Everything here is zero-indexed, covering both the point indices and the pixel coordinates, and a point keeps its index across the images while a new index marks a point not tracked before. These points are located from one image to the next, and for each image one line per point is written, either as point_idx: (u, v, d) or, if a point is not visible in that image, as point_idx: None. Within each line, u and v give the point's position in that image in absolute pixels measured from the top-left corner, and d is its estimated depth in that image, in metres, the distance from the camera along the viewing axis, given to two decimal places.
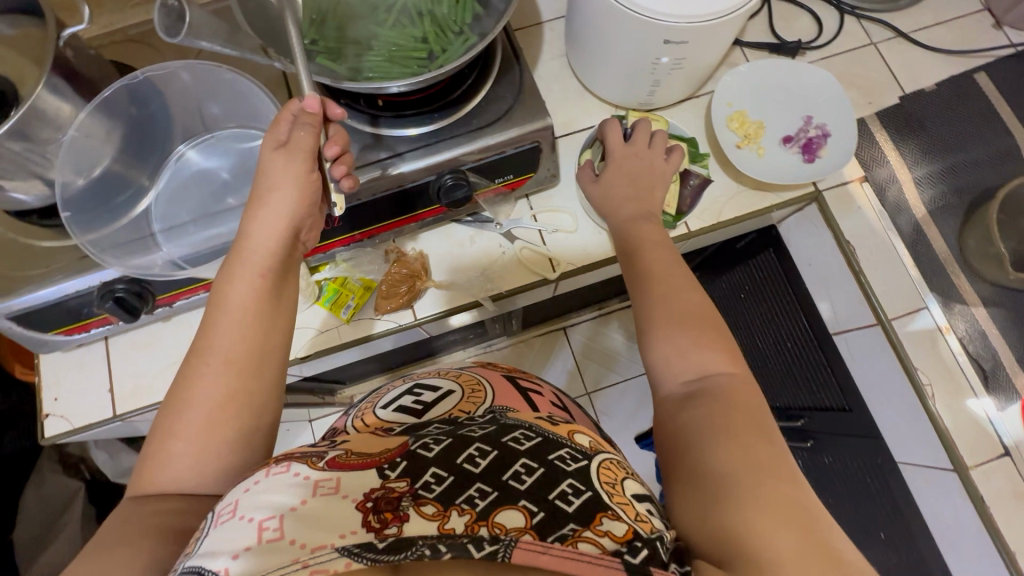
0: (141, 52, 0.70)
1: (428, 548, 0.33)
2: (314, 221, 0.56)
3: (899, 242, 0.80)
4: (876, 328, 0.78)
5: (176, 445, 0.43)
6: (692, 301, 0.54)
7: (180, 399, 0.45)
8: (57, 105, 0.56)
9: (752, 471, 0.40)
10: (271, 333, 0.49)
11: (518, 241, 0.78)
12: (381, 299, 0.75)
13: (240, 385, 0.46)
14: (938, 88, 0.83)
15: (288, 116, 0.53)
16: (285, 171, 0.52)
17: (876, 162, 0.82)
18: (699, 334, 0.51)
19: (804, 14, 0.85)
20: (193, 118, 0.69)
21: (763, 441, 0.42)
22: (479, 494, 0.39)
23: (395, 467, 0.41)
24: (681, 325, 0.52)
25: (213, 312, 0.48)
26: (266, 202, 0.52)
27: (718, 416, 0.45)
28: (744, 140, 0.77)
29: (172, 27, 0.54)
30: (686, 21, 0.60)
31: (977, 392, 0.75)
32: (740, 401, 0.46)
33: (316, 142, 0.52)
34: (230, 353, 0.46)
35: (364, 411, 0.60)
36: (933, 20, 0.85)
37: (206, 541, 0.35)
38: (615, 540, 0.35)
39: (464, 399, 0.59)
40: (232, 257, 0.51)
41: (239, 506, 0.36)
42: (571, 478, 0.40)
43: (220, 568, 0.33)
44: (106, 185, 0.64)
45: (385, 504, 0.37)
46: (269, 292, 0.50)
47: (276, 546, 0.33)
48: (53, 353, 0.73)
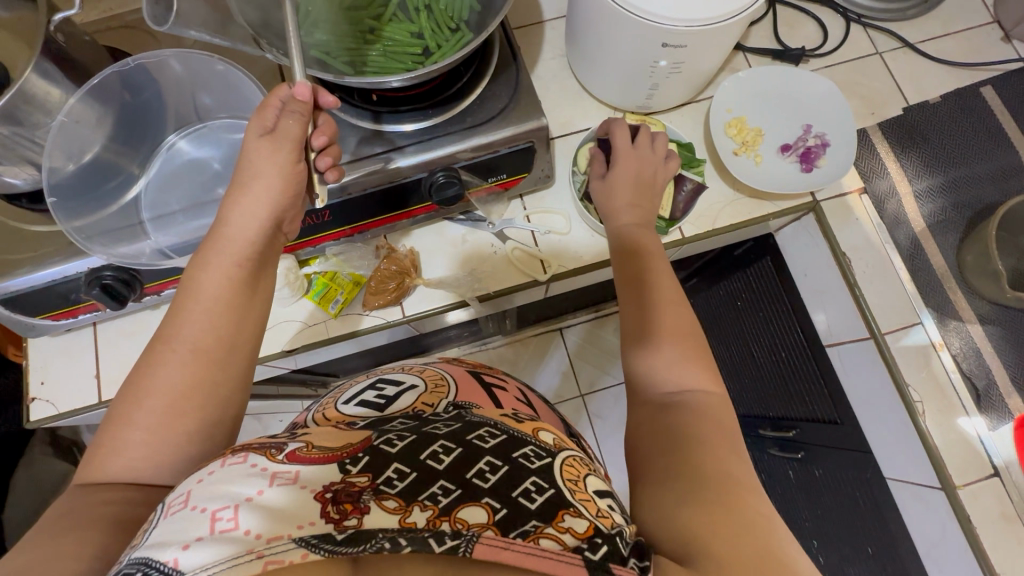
0: (138, 39, 0.70)
1: (388, 541, 0.34)
2: (295, 215, 0.56)
3: (896, 255, 0.79)
4: (869, 342, 0.77)
5: (134, 432, 0.43)
6: (678, 316, 0.54)
7: (140, 386, 0.44)
8: (47, 90, 0.55)
9: (719, 478, 0.40)
10: (241, 325, 0.49)
11: (510, 241, 0.77)
12: (369, 295, 0.75)
13: (205, 375, 0.46)
14: (942, 101, 0.82)
15: (275, 101, 0.52)
16: (271, 161, 0.51)
17: (876, 173, 0.80)
18: (683, 351, 0.51)
19: (809, 21, 0.84)
20: (186, 108, 0.69)
21: (733, 454, 0.42)
22: (442, 491, 0.39)
23: (356, 462, 0.41)
24: (666, 338, 0.52)
25: (184, 299, 0.48)
26: (248, 190, 0.51)
27: (690, 425, 0.45)
28: (742, 147, 0.76)
29: (160, 16, 0.54)
30: (684, 24, 0.59)
31: (969, 411, 0.74)
32: (713, 418, 0.46)
33: (303, 130, 0.52)
34: (197, 342, 0.46)
35: (325, 405, 0.60)
36: (941, 31, 0.84)
37: (155, 532, 0.35)
38: (576, 536, 0.36)
39: (427, 393, 0.59)
40: (209, 244, 0.51)
41: (191, 496, 0.36)
42: (535, 476, 0.41)
43: (169, 559, 0.32)
44: (97, 171, 0.64)
45: (345, 495, 0.37)
46: (244, 283, 0.50)
47: (231, 536, 0.33)
48: (42, 337, 0.73)
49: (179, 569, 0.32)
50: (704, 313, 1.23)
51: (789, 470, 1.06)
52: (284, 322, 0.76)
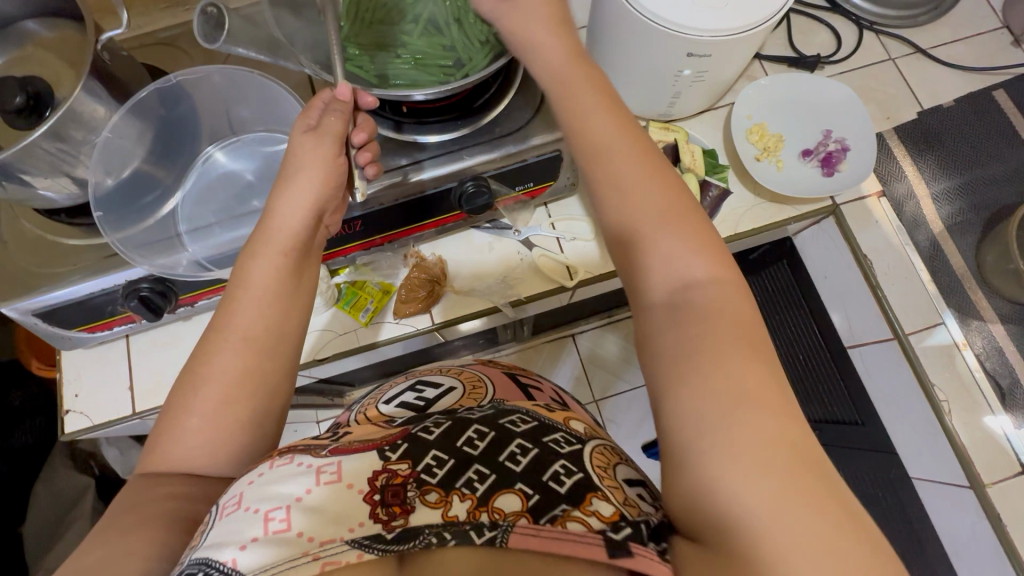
0: (170, 54, 0.72)
1: (434, 536, 0.35)
2: (336, 207, 0.56)
3: (915, 256, 0.80)
4: (893, 341, 0.78)
5: (192, 420, 0.44)
6: (658, 193, 0.44)
7: (197, 373, 0.46)
8: (93, 108, 0.57)
9: (736, 405, 0.34)
10: (288, 316, 0.50)
11: (536, 248, 0.78)
12: (400, 303, 0.76)
13: (256, 364, 0.47)
14: (955, 105, 0.83)
15: (319, 103, 0.55)
16: (315, 152, 0.53)
17: (894, 177, 0.82)
18: (682, 234, 0.42)
19: (822, 28, 0.85)
20: (221, 120, 0.70)
21: (751, 355, 0.36)
22: (478, 477, 0.40)
23: (395, 448, 0.41)
24: (658, 222, 0.42)
25: (235, 289, 0.49)
26: (292, 180, 0.52)
27: (703, 336, 0.37)
28: (764, 153, 0.77)
29: (211, 33, 0.56)
30: (710, 35, 0.61)
31: (994, 410, 0.75)
32: (735, 321, 0.38)
33: (345, 127, 0.54)
34: (248, 330, 0.47)
35: (367, 404, 0.60)
36: (952, 36, 0.85)
37: (211, 533, 0.36)
38: (601, 519, 0.36)
39: (465, 396, 0.60)
40: (256, 236, 0.51)
41: (244, 498, 0.37)
42: (563, 459, 0.41)
43: (228, 559, 0.33)
44: (137, 183, 0.66)
45: (391, 497, 0.38)
46: (290, 272, 0.51)
47: (285, 538, 0.35)
48: (75, 350, 0.74)
49: (239, 569, 0.33)
50: None
51: None
52: (311, 332, 0.77)
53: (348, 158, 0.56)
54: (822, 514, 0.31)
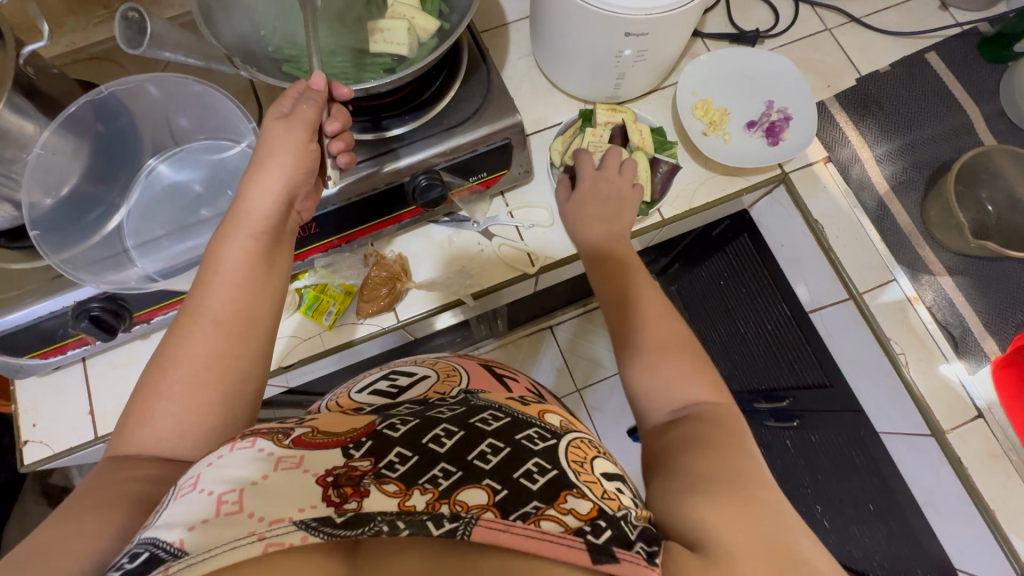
0: (106, 69, 0.70)
1: (386, 524, 0.34)
2: (309, 191, 0.58)
3: (865, 218, 0.82)
4: (849, 302, 0.81)
5: (161, 402, 0.45)
6: (668, 331, 0.55)
7: (166, 355, 0.47)
8: (20, 124, 0.55)
9: (727, 478, 0.41)
10: (260, 300, 0.51)
11: (496, 238, 0.79)
12: (362, 303, 0.75)
13: (227, 347, 0.48)
14: (890, 70, 0.86)
15: (293, 92, 0.56)
16: (285, 138, 0.55)
17: (838, 142, 0.84)
18: (684, 367, 0.52)
19: (759, 4, 0.88)
20: (163, 132, 0.69)
21: (741, 452, 0.44)
22: (442, 474, 0.40)
23: (359, 447, 0.42)
24: (667, 355, 0.53)
25: (205, 274, 0.51)
26: (263, 166, 0.54)
27: (693, 428, 0.47)
28: (710, 127, 0.79)
29: (134, 39, 0.54)
30: (642, 14, 0.62)
31: (948, 357, 0.77)
32: (724, 427, 0.46)
33: (318, 115, 0.56)
34: (221, 314, 0.49)
35: (337, 394, 0.60)
36: (883, 4, 0.88)
37: (165, 514, 0.36)
38: (578, 517, 0.36)
39: (440, 381, 0.60)
40: (227, 220, 0.53)
41: (200, 480, 0.37)
42: (537, 458, 0.42)
43: (175, 538, 0.33)
44: (78, 203, 0.64)
45: (345, 479, 0.38)
46: (260, 254, 0.52)
47: (233, 518, 0.34)
48: (29, 379, 0.72)
49: (183, 549, 0.32)
50: (689, 295, 1.28)
51: (786, 440, 1.10)
52: (278, 338, 0.76)
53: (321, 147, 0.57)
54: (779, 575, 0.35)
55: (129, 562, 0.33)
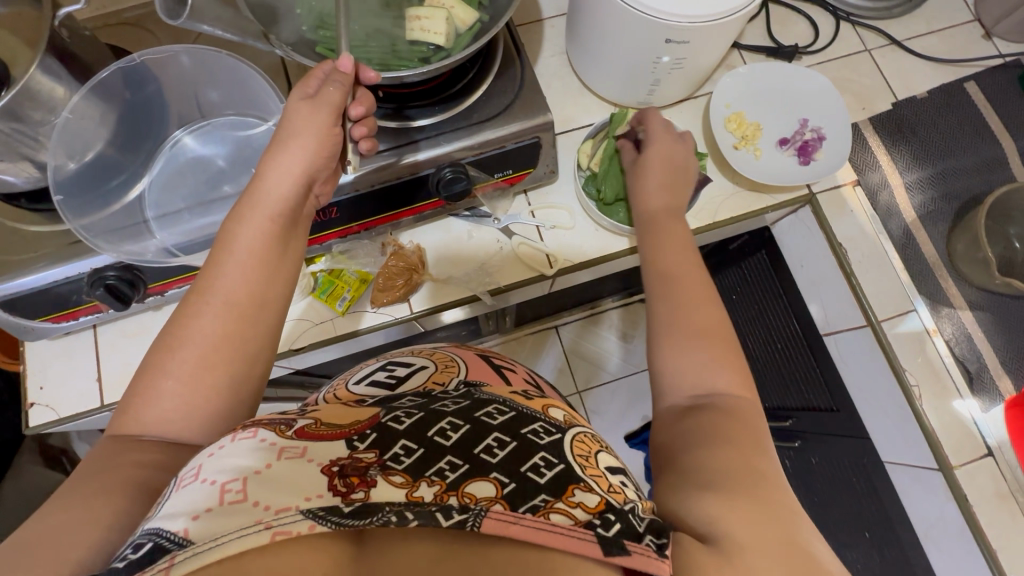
0: (137, 36, 0.69)
1: (394, 515, 0.34)
2: (328, 176, 0.57)
3: (889, 244, 0.81)
4: (866, 329, 0.80)
5: (167, 382, 0.44)
6: (704, 313, 0.52)
7: (175, 335, 0.46)
8: (50, 87, 0.54)
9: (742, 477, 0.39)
10: (272, 283, 0.50)
11: (515, 237, 0.78)
12: (377, 292, 0.75)
13: (237, 328, 0.47)
14: (927, 96, 0.84)
15: (319, 73, 0.55)
16: (308, 119, 0.54)
17: (869, 166, 0.83)
18: (715, 353, 0.49)
19: (799, 19, 0.86)
20: (190, 105, 0.69)
21: (757, 452, 0.42)
22: (449, 467, 0.39)
23: (364, 438, 0.41)
24: (698, 337, 0.50)
25: (220, 252, 0.50)
26: (285, 148, 0.53)
27: (711, 417, 0.45)
28: (742, 141, 0.77)
29: (174, 9, 0.54)
30: (685, 21, 0.61)
31: (962, 394, 0.77)
32: (742, 420, 0.44)
33: (343, 99, 0.55)
34: (230, 296, 0.48)
35: (335, 386, 0.60)
36: (925, 28, 0.87)
37: (167, 504, 0.36)
38: (587, 511, 0.36)
39: (438, 372, 0.59)
40: (246, 200, 0.52)
41: (202, 470, 0.37)
42: (544, 451, 0.41)
43: (178, 529, 0.33)
44: (101, 168, 0.63)
45: (351, 470, 0.37)
46: (276, 238, 0.52)
47: (239, 507, 0.34)
48: (40, 341, 0.72)
49: (188, 539, 0.32)
50: None
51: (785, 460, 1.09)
52: (289, 321, 0.76)
53: (344, 130, 0.56)
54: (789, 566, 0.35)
55: (132, 552, 0.32)
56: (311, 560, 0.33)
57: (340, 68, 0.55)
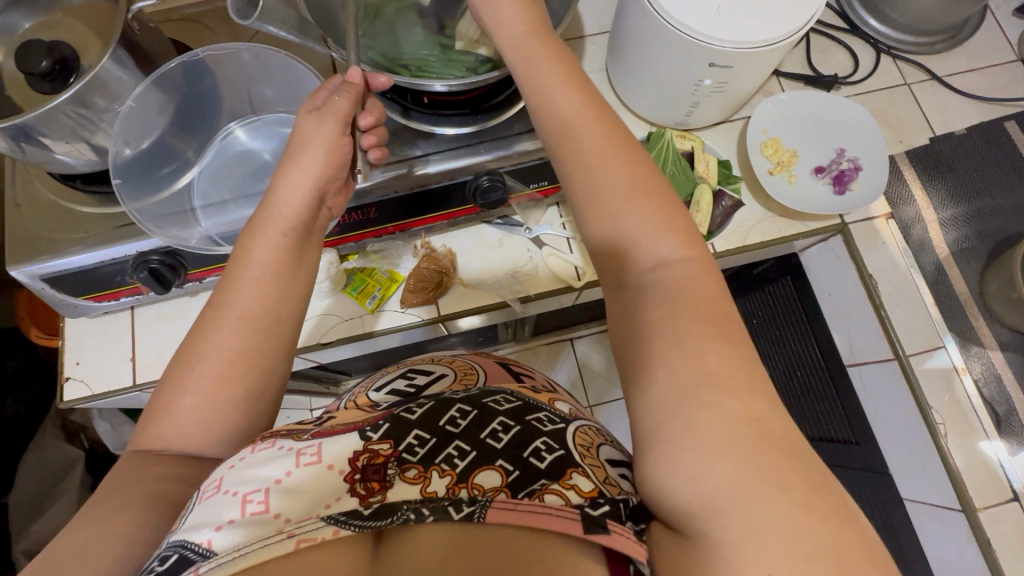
0: (196, 32, 0.72)
1: (412, 513, 0.35)
2: (339, 188, 0.56)
3: (919, 279, 0.81)
4: (893, 362, 0.79)
5: (186, 399, 0.44)
6: (624, 174, 0.43)
7: (193, 352, 0.46)
8: (119, 77, 0.57)
9: (698, 391, 0.34)
10: (286, 298, 0.49)
11: (546, 247, 0.79)
12: (409, 292, 0.76)
13: (253, 344, 0.47)
14: (966, 133, 0.84)
15: (327, 87, 0.56)
16: (317, 132, 0.53)
17: (903, 201, 0.83)
18: (652, 215, 0.42)
19: (840, 49, 0.87)
20: (243, 100, 0.71)
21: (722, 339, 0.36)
22: (458, 453, 0.39)
23: (377, 428, 0.41)
24: (627, 203, 0.43)
25: (235, 268, 0.49)
26: (296, 162, 0.52)
27: (668, 319, 0.38)
28: (778, 167, 0.78)
29: (244, 10, 0.58)
30: (731, 46, 0.62)
31: (989, 435, 0.75)
32: (698, 295, 0.39)
33: (350, 108, 0.54)
34: (245, 311, 0.47)
35: (356, 394, 0.60)
36: (968, 65, 0.86)
37: (190, 517, 0.36)
38: (581, 494, 0.36)
39: (457, 381, 0.59)
40: (258, 215, 0.51)
41: (223, 481, 0.37)
42: (545, 437, 0.41)
43: (203, 540, 0.34)
44: (154, 155, 0.66)
45: (372, 473, 0.38)
46: (289, 253, 0.50)
47: (261, 519, 0.35)
48: (79, 319, 0.74)
49: (213, 550, 0.33)
50: None
51: None
52: (318, 316, 0.77)
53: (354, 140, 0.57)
54: (782, 497, 0.31)
55: (160, 565, 0.33)
56: (337, 562, 0.34)
57: (348, 79, 0.56)
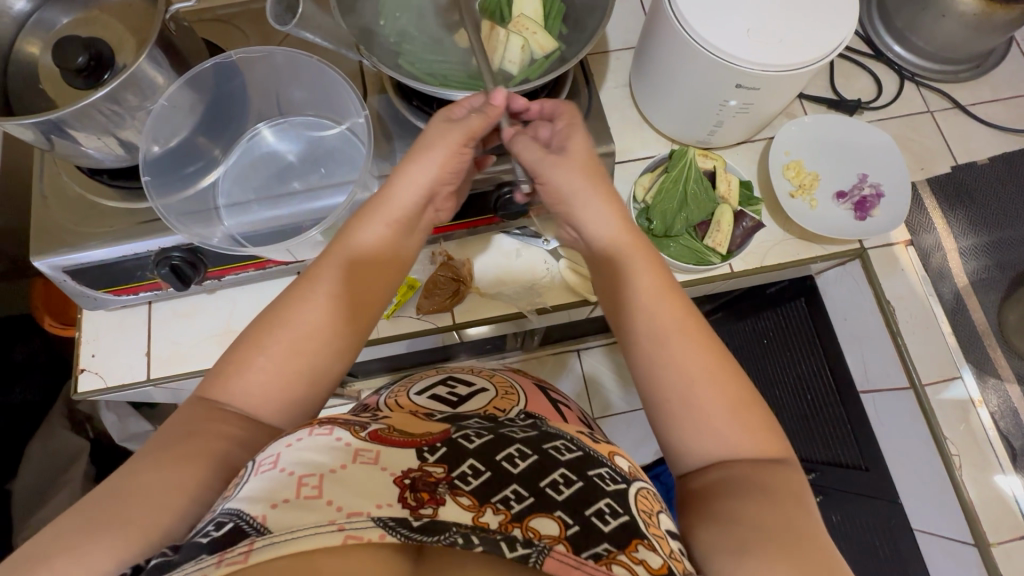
0: (227, 33, 0.73)
1: (461, 536, 0.35)
2: (448, 191, 0.57)
3: (938, 308, 0.80)
4: (909, 391, 0.79)
5: (262, 358, 0.46)
6: (716, 386, 0.44)
7: (279, 316, 0.47)
8: (153, 76, 0.58)
9: (770, 529, 0.37)
10: (374, 285, 0.52)
11: (563, 260, 0.79)
12: (425, 299, 0.77)
13: (335, 322, 0.49)
14: (989, 163, 0.84)
15: (468, 104, 0.55)
16: (442, 139, 0.53)
17: (923, 228, 0.83)
18: (738, 424, 0.44)
19: (863, 74, 0.87)
20: (269, 101, 0.71)
21: (798, 502, 0.39)
22: (514, 496, 0.40)
23: (434, 451, 0.42)
24: (719, 408, 0.44)
25: (342, 245, 0.51)
26: (415, 162, 0.53)
27: (748, 478, 0.41)
28: (799, 190, 0.78)
29: (281, 15, 0.59)
30: (759, 69, 0.62)
31: (1004, 469, 0.74)
32: (777, 477, 0.41)
33: (483, 129, 0.54)
34: (339, 291, 0.49)
35: (397, 392, 0.61)
36: (991, 95, 0.86)
37: (245, 488, 0.37)
38: (650, 570, 0.36)
39: (498, 398, 0.60)
40: (372, 203, 0.53)
41: (280, 459, 0.38)
42: (609, 498, 0.41)
43: (258, 515, 0.34)
44: (181, 155, 0.66)
45: (422, 484, 0.38)
46: (386, 243, 0.53)
47: (313, 503, 0.35)
48: (96, 312, 0.74)
49: (266, 527, 0.33)
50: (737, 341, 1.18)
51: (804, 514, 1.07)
52: None
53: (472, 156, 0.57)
54: None
55: (215, 530, 0.34)
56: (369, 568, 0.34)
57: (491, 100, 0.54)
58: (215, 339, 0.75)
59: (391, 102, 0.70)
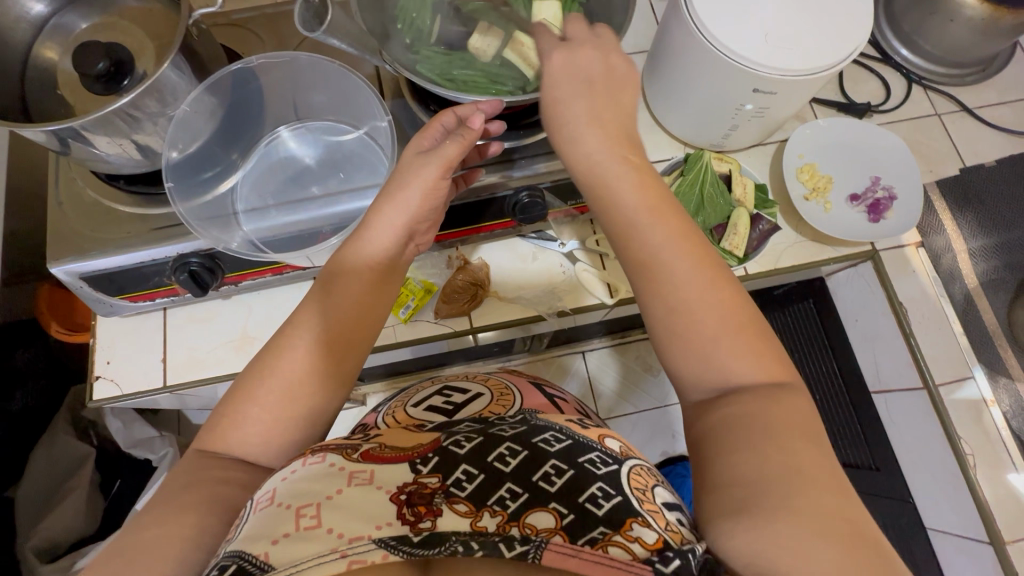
0: (243, 37, 0.73)
1: (460, 544, 0.35)
2: (428, 226, 0.58)
3: (949, 308, 0.81)
4: (922, 391, 0.81)
5: (253, 408, 0.46)
6: (733, 324, 0.45)
7: (268, 364, 0.48)
8: (176, 81, 0.57)
9: (785, 483, 0.37)
10: (362, 326, 0.52)
11: (579, 263, 0.79)
12: (443, 304, 0.77)
13: (322, 366, 0.49)
14: (996, 165, 0.85)
15: (439, 126, 0.55)
16: (419, 173, 0.53)
17: (934, 229, 0.83)
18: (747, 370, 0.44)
19: (872, 77, 0.87)
20: (287, 104, 0.71)
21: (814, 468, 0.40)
22: (510, 495, 0.40)
23: (426, 461, 0.41)
24: (733, 352, 0.44)
25: (326, 283, 0.52)
26: (391, 199, 0.53)
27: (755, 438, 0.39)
28: (813, 193, 0.78)
29: (310, 21, 0.60)
30: (778, 73, 0.62)
31: (1018, 467, 0.76)
32: (786, 415, 0.41)
33: (460, 153, 0.53)
34: (327, 332, 0.50)
35: (393, 407, 0.61)
36: (998, 98, 0.87)
37: (244, 529, 0.37)
38: (645, 547, 0.35)
39: (494, 402, 0.60)
40: (351, 240, 0.54)
41: (276, 494, 0.38)
42: (600, 481, 0.40)
43: (260, 554, 0.34)
44: (199, 159, 0.66)
45: (418, 497, 0.38)
46: (369, 285, 0.53)
47: (314, 534, 0.35)
48: (111, 318, 0.74)
49: (269, 564, 0.34)
50: None
51: None
52: None
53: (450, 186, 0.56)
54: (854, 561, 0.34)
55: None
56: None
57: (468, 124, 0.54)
58: (232, 344, 0.75)
59: (407, 105, 0.70)
